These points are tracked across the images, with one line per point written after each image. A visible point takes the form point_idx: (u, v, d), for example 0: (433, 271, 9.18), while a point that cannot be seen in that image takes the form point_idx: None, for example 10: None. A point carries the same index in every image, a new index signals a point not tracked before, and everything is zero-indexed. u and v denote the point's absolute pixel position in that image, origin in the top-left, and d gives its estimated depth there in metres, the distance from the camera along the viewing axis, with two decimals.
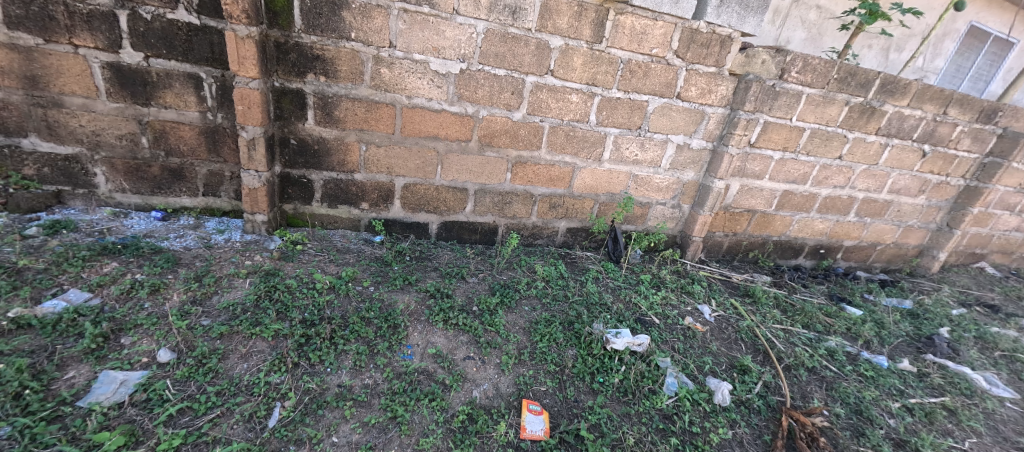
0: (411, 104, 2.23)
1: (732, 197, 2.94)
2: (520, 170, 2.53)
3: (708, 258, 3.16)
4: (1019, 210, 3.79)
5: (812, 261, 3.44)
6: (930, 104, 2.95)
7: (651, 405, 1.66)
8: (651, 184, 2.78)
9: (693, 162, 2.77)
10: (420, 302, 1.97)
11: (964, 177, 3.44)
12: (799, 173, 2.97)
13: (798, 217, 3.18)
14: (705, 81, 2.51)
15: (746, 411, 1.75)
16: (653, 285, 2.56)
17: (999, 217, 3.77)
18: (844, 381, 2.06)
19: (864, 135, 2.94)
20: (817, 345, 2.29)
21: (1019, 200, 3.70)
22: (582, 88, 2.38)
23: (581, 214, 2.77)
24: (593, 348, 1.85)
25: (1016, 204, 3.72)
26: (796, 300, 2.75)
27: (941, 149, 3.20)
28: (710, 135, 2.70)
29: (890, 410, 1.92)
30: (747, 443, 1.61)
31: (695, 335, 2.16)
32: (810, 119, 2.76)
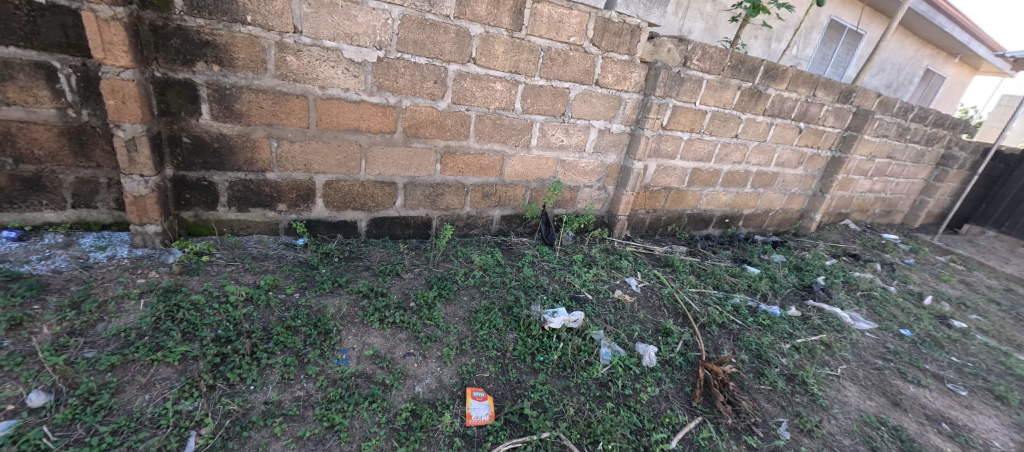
0: (326, 95, 2.08)
1: (651, 177, 3.18)
2: (449, 160, 2.49)
3: (633, 234, 3.40)
4: (871, 174, 4.57)
5: (719, 230, 3.86)
6: (803, 88, 3.42)
7: (589, 376, 1.76)
8: (578, 168, 2.90)
9: (614, 146, 2.94)
10: (352, 305, 1.88)
11: (831, 148, 4.05)
12: (705, 152, 3.29)
13: (706, 192, 3.53)
14: (620, 68, 2.66)
15: (671, 369, 1.93)
16: (585, 264, 2.70)
17: (857, 181, 4.51)
18: (747, 331, 2.35)
19: (754, 116, 3.33)
20: (726, 303, 2.59)
21: (870, 166, 4.46)
22: (505, 76, 2.39)
23: (514, 201, 2.82)
24: (533, 329, 1.91)
25: (868, 169, 4.47)
26: (707, 266, 3.07)
27: (813, 126, 3.72)
28: (627, 120, 2.87)
29: (782, 351, 2.24)
30: (672, 397, 1.78)
31: (624, 306, 2.33)
32: (711, 102, 3.06)
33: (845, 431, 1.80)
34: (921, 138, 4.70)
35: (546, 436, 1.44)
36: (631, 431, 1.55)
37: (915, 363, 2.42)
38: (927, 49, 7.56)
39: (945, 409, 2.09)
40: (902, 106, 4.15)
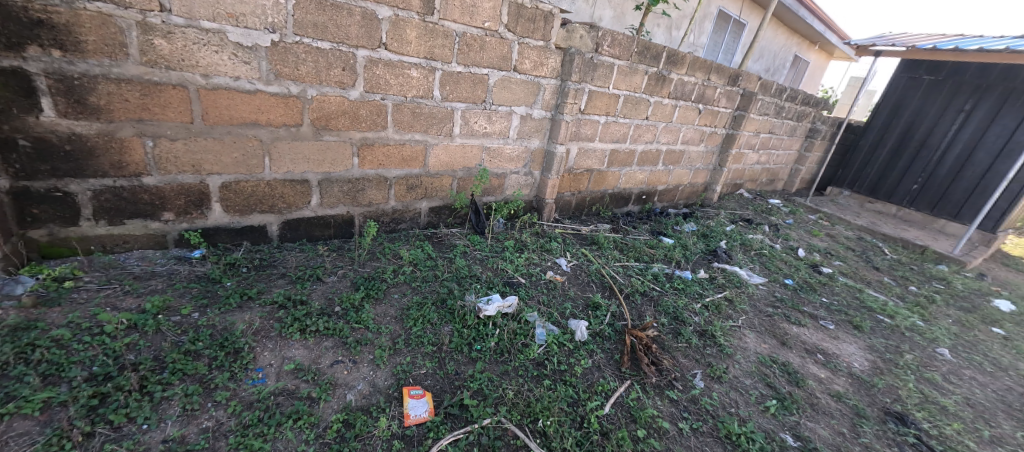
0: (211, 85, 1.82)
1: (573, 160, 3.29)
2: (367, 153, 2.34)
3: (561, 216, 3.51)
4: (758, 148, 5.20)
5: (637, 206, 4.15)
6: (700, 72, 3.75)
7: (526, 357, 1.80)
8: (503, 155, 2.90)
9: (537, 131, 2.98)
10: (266, 318, 1.71)
11: (725, 126, 4.52)
12: (620, 133, 3.48)
13: (624, 171, 3.75)
14: (536, 54, 2.68)
15: (601, 340, 2.04)
16: (517, 249, 2.73)
17: (748, 155, 5.11)
18: (666, 297, 2.57)
19: (660, 99, 3.59)
20: (646, 273, 2.80)
21: (757, 141, 5.07)
22: (420, 62, 2.29)
23: (441, 192, 2.75)
24: (468, 319, 1.90)
25: (755, 143, 5.08)
26: (629, 240, 3.29)
27: (710, 107, 4.12)
28: (547, 105, 2.93)
29: (695, 310, 2.49)
30: (604, 366, 1.89)
31: (556, 286, 2.41)
32: (622, 87, 3.23)
33: (747, 372, 2.06)
34: (794, 115, 5.43)
35: (488, 423, 1.45)
36: (569, 404, 1.61)
37: (797, 308, 2.84)
38: (795, 38, 8.72)
39: (820, 343, 2.49)
40: (778, 88, 4.76)
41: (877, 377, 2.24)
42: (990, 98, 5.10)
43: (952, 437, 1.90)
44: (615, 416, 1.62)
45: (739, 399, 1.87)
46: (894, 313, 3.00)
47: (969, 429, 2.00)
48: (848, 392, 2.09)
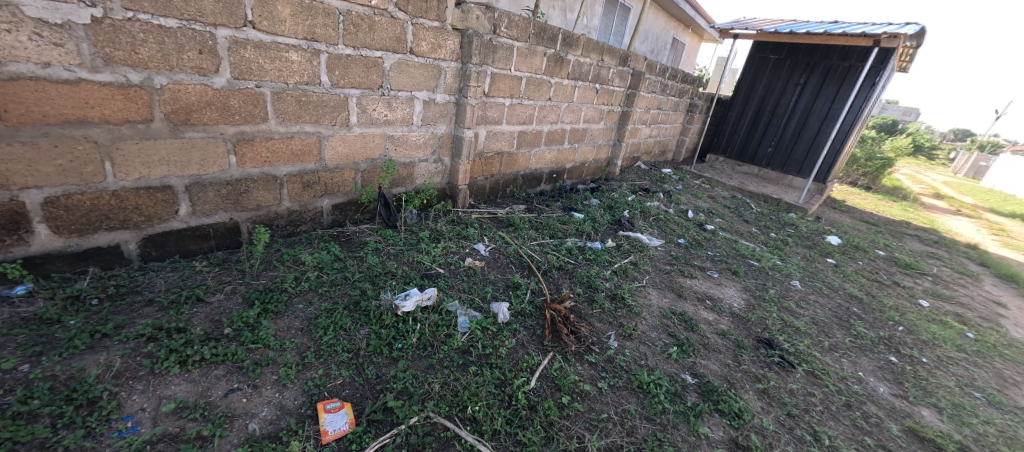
0: (7, 74, 1.43)
1: (483, 144, 3.27)
2: (247, 150, 2.05)
3: (477, 201, 3.49)
4: (649, 123, 5.69)
5: (549, 185, 4.29)
6: (593, 53, 3.94)
7: (450, 348, 1.77)
8: (408, 143, 2.76)
9: (442, 116, 2.89)
10: (133, 355, 1.43)
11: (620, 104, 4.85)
12: (526, 115, 3.54)
13: (533, 152, 3.84)
14: (432, 35, 2.57)
15: (523, 319, 2.09)
16: (433, 239, 2.66)
17: (641, 130, 5.56)
18: (580, 268, 2.72)
19: (560, 80, 3.70)
20: (561, 248, 2.92)
21: (648, 117, 5.54)
22: (300, 44, 2.04)
23: (343, 187, 2.53)
24: (385, 319, 1.80)
25: (647, 119, 5.55)
26: (543, 219, 3.40)
27: (606, 86, 4.37)
28: (450, 89, 2.84)
29: (605, 277, 2.68)
30: (527, 343, 1.94)
31: (476, 272, 2.40)
32: (523, 69, 3.26)
33: (653, 326, 2.29)
34: (676, 92, 6.03)
35: (415, 421, 1.40)
36: (496, 385, 1.63)
37: (690, 263, 3.21)
38: (672, 21, 9.63)
39: (708, 291, 2.85)
40: (661, 67, 5.22)
41: (752, 313, 2.65)
42: (816, 73, 6.22)
43: (805, 352, 2.33)
44: (541, 388, 1.68)
45: (648, 351, 2.07)
46: (762, 258, 3.56)
47: (816, 343, 2.48)
48: (731, 329, 2.44)
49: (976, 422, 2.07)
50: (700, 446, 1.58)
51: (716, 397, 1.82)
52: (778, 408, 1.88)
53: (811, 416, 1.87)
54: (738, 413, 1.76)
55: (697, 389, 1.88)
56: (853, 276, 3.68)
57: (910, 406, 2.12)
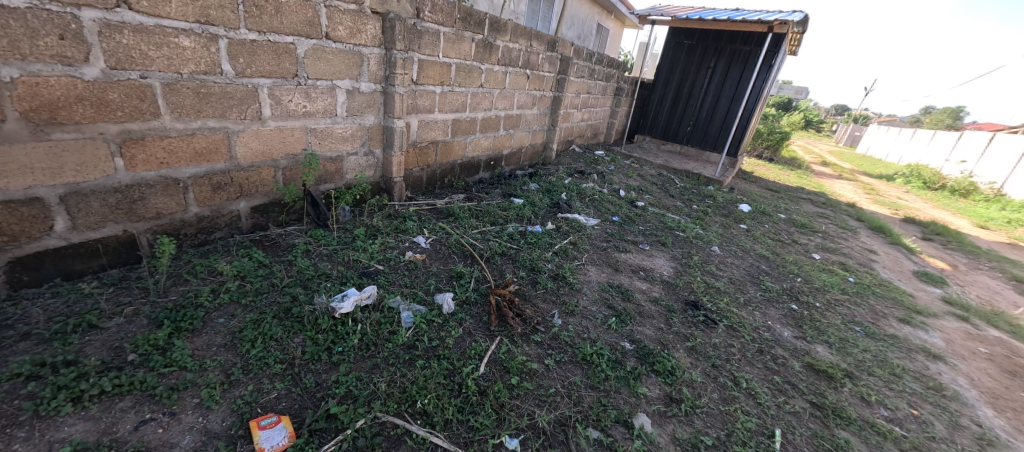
0: None
1: (415, 134, 3.16)
2: (137, 151, 1.79)
3: (414, 193, 3.39)
4: (580, 107, 5.85)
5: (488, 172, 4.28)
6: (522, 39, 3.94)
7: (395, 345, 1.72)
8: (333, 136, 2.59)
9: (369, 106, 2.73)
10: (9, 398, 1.22)
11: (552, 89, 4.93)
12: (458, 103, 3.47)
13: (469, 140, 3.79)
14: (350, 19, 2.40)
15: (468, 307, 2.09)
16: (369, 236, 2.54)
17: (573, 114, 5.71)
18: (522, 252, 2.76)
19: (491, 66, 3.67)
20: (503, 234, 2.94)
21: (578, 101, 5.69)
22: (193, 28, 1.80)
23: (262, 187, 2.32)
24: (321, 323, 1.70)
25: (578, 103, 5.71)
26: (483, 206, 3.39)
27: (536, 72, 4.40)
28: (375, 77, 2.69)
29: (547, 258, 2.75)
30: (475, 330, 1.94)
31: (417, 265, 2.34)
32: (452, 55, 3.18)
33: (593, 301, 2.40)
34: (603, 76, 6.26)
35: (361, 424, 1.35)
36: (445, 376, 1.62)
37: (624, 239, 3.40)
38: (596, 7, 9.91)
39: (642, 263, 3.05)
40: (588, 52, 5.37)
41: (681, 279, 2.88)
42: (724, 57, 6.78)
43: (726, 309, 2.59)
44: (490, 373, 1.70)
45: (590, 325, 2.17)
46: (686, 228, 3.86)
47: (734, 300, 2.76)
48: (663, 296, 2.63)
49: (857, 352, 2.45)
50: (640, 404, 1.71)
51: (651, 359, 1.97)
52: (705, 362, 2.08)
53: (732, 365, 2.09)
54: (671, 371, 1.92)
55: (635, 354, 2.01)
56: (762, 239, 4.13)
57: (808, 345, 2.45)
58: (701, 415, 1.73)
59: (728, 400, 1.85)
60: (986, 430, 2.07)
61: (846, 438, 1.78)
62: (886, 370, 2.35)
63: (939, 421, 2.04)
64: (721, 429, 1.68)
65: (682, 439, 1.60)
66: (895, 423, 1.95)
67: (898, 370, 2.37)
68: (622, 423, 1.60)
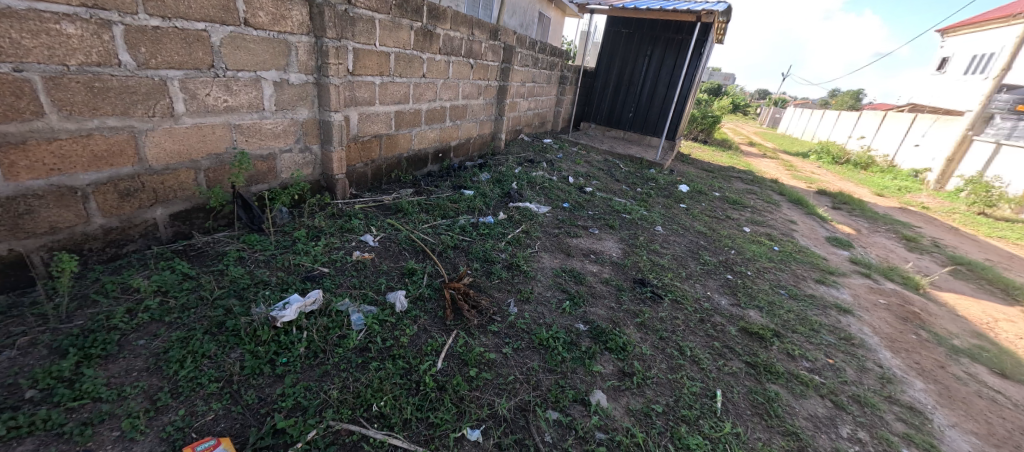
0: None
1: (356, 127, 3.00)
2: (17, 157, 1.55)
3: (360, 190, 3.24)
4: (526, 96, 5.87)
5: (436, 165, 4.19)
6: (463, 27, 3.85)
7: (345, 349, 1.64)
8: (262, 132, 2.39)
9: (301, 99, 2.55)
10: None
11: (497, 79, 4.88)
12: (400, 94, 3.34)
13: (414, 132, 3.67)
14: (272, 4, 2.21)
15: (422, 303, 2.04)
16: (311, 238, 2.40)
17: (519, 103, 5.72)
18: (475, 244, 2.74)
19: (432, 55, 3.56)
20: (455, 227, 2.90)
21: (524, 90, 5.70)
22: (78, 12, 1.57)
23: (182, 191, 2.10)
24: (261, 335, 1.58)
25: (524, 92, 5.71)
26: (433, 200, 3.31)
27: (480, 61, 4.34)
28: (306, 67, 2.50)
29: (500, 248, 2.75)
30: (430, 327, 1.91)
31: (366, 265, 2.24)
32: (390, 44, 3.04)
33: (547, 286, 2.45)
34: (547, 65, 6.31)
35: (313, 436, 1.28)
36: (402, 375, 1.58)
37: (574, 224, 3.48)
38: None
39: (592, 247, 3.14)
40: (531, 41, 5.38)
41: (629, 259, 3.01)
42: (659, 44, 7.08)
43: (670, 284, 2.75)
44: (448, 367, 1.68)
45: (546, 310, 2.21)
46: (633, 211, 4.03)
47: (677, 275, 2.94)
48: (613, 277, 2.74)
49: (783, 313, 2.71)
50: (595, 382, 1.78)
51: (604, 337, 2.05)
52: (653, 335, 2.20)
53: (678, 335, 2.23)
54: (623, 347, 2.01)
55: (590, 334, 2.08)
56: (700, 216, 4.42)
57: (742, 310, 2.67)
58: (652, 385, 1.84)
59: (675, 368, 1.98)
60: (886, 370, 2.38)
61: (777, 391, 1.97)
62: (807, 326, 2.62)
63: (849, 367, 2.32)
64: (670, 396, 1.79)
65: (635, 409, 1.68)
66: (815, 372, 2.19)
67: (816, 325, 2.65)
68: (579, 401, 1.66)
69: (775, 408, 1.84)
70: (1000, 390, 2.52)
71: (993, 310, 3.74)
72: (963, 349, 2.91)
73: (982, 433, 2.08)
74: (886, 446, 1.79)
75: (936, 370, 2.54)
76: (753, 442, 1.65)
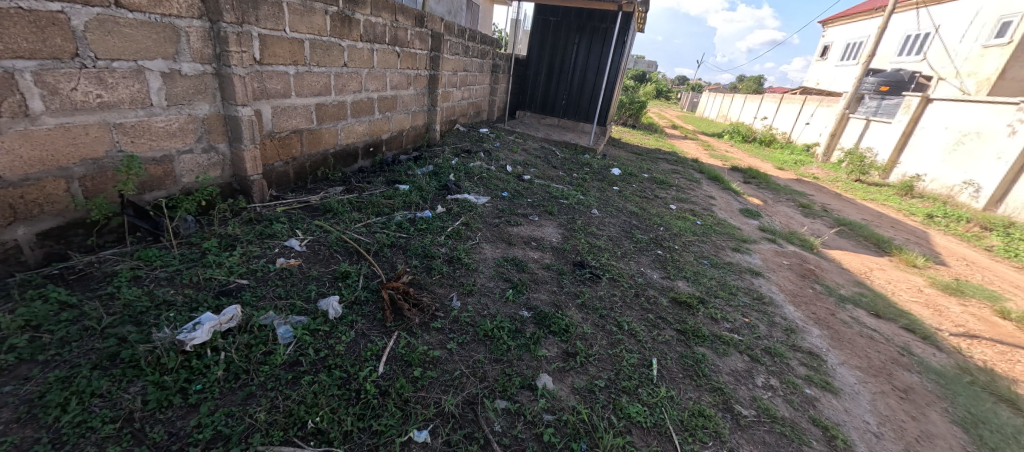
0: None
1: (270, 122, 2.74)
2: None
3: (282, 191, 2.98)
4: (459, 86, 5.73)
5: (368, 161, 3.97)
6: (385, 13, 3.64)
7: (273, 366, 1.51)
8: (152, 131, 2.09)
9: (199, 92, 2.25)
10: None
11: (427, 68, 4.71)
12: (320, 85, 3.10)
13: (340, 126, 3.44)
14: None
15: (359, 307, 1.94)
16: (225, 247, 2.16)
17: (453, 93, 5.58)
18: (413, 240, 2.65)
19: (353, 43, 3.34)
20: (391, 224, 2.78)
21: (456, 79, 5.57)
22: None
23: (51, 205, 1.79)
24: (167, 363, 1.40)
25: (456, 81, 5.58)
26: (365, 197, 3.14)
27: (407, 49, 4.15)
28: (201, 56, 2.21)
29: (440, 243, 2.69)
30: (369, 331, 1.81)
31: (292, 272, 2.07)
32: (302, 30, 2.80)
33: (490, 277, 2.44)
34: (479, 53, 6.21)
35: None
36: (339, 386, 1.49)
37: (514, 213, 3.49)
38: None
39: (532, 234, 3.18)
40: (459, 28, 5.24)
41: (568, 243, 3.09)
42: (585, 32, 7.27)
43: (607, 264, 2.87)
44: (390, 371, 1.61)
45: (489, 301, 2.21)
46: (570, 196, 4.14)
47: (613, 255, 3.08)
48: (554, 261, 2.81)
49: (706, 281, 2.97)
50: (541, 366, 1.82)
51: (548, 321, 2.10)
52: (594, 314, 2.29)
53: (616, 312, 2.34)
54: (566, 329, 2.07)
55: (533, 320, 2.12)
56: (632, 197, 4.66)
57: (672, 282, 2.88)
58: (595, 361, 1.92)
59: (614, 343, 2.08)
60: (791, 322, 2.71)
61: (703, 353, 2.15)
62: (727, 291, 2.89)
63: (762, 323, 2.60)
64: (611, 370, 1.88)
65: (580, 387, 1.74)
66: (734, 331, 2.43)
67: (734, 289, 2.93)
68: (527, 387, 1.69)
69: (703, 368, 2.01)
70: (877, 328, 2.99)
71: (869, 262, 4.40)
72: (849, 297, 3.39)
73: (865, 367, 2.45)
74: (793, 389, 2.04)
75: (829, 318, 2.93)
76: (685, 402, 1.79)
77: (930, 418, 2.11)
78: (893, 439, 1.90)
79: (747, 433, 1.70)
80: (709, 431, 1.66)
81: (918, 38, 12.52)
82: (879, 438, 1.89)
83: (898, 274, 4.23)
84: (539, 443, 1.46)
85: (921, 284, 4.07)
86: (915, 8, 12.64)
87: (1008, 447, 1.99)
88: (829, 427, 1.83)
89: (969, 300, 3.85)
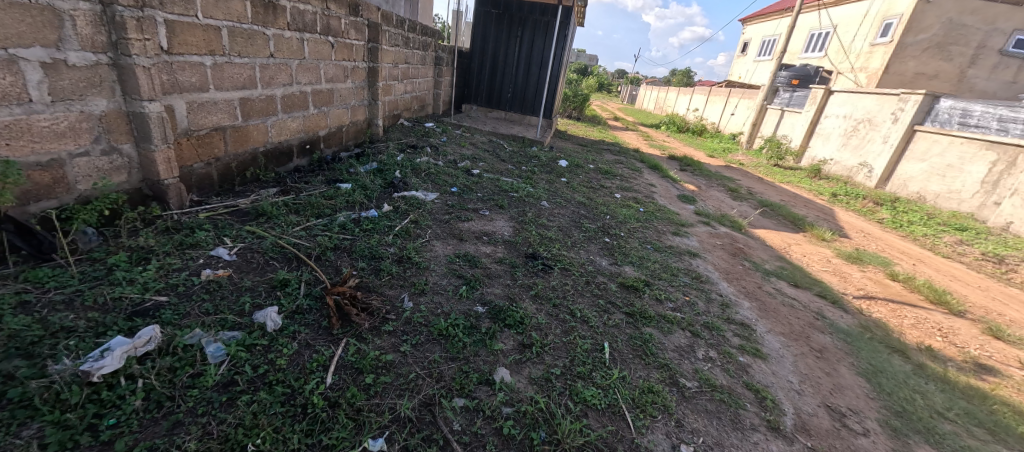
0: None
1: (185, 120, 2.45)
2: None
3: (204, 195, 2.70)
4: (401, 79, 5.52)
5: (305, 159, 3.71)
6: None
7: (203, 389, 1.38)
8: (34, 131, 1.80)
9: (93, 85, 1.96)
10: None
11: (365, 60, 4.47)
12: (243, 77, 2.84)
13: (269, 122, 3.17)
14: None
15: (301, 317, 1.81)
16: (137, 261, 1.92)
17: (395, 86, 5.37)
18: (358, 242, 2.52)
19: (280, 32, 3.08)
20: (333, 226, 2.63)
21: (398, 71, 5.36)
22: None
23: None
24: (70, 398, 1.23)
25: (398, 74, 5.37)
26: (302, 198, 2.93)
27: (342, 40, 3.91)
28: (93, 43, 1.92)
29: (388, 243, 2.58)
30: (313, 341, 1.70)
31: (221, 284, 1.89)
32: (218, 16, 2.53)
33: (442, 275, 2.39)
34: (421, 45, 6.02)
35: None
36: (283, 403, 1.39)
37: (464, 208, 3.44)
38: None
39: (484, 229, 3.16)
40: (398, 19, 5.03)
41: (520, 236, 3.11)
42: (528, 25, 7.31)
43: (559, 255, 2.93)
44: (339, 381, 1.53)
45: (442, 299, 2.16)
46: (520, 189, 4.17)
47: (564, 245, 3.15)
48: (506, 255, 2.81)
49: (650, 264, 3.13)
50: (498, 359, 1.81)
51: (503, 315, 2.10)
52: (547, 304, 2.32)
53: (568, 300, 2.40)
54: (521, 321, 2.08)
55: (488, 314, 2.11)
56: (579, 188, 4.78)
57: (619, 268, 3.00)
58: (550, 351, 1.95)
59: (568, 331, 2.13)
60: (724, 297, 2.94)
61: (650, 332, 2.26)
62: (668, 272, 3.07)
63: (701, 300, 2.79)
64: (566, 358, 1.92)
65: (537, 377, 1.77)
66: (676, 310, 2.59)
67: (676, 271, 3.12)
68: (485, 382, 1.67)
69: (650, 347, 2.11)
70: (796, 297, 3.33)
71: (788, 238, 4.89)
72: (772, 271, 3.74)
73: (787, 332, 2.71)
74: (729, 358, 2.22)
75: (756, 291, 3.22)
76: (636, 380, 1.88)
77: (841, 372, 2.39)
78: (812, 394, 2.13)
79: (691, 403, 1.81)
80: (658, 405, 1.75)
81: (821, 36, 13.95)
82: (800, 395, 2.11)
83: (812, 247, 4.74)
84: (499, 437, 1.46)
85: (830, 255, 4.60)
86: (817, 9, 14.10)
87: (900, 390, 2.30)
88: (760, 390, 2.01)
89: (867, 266, 4.40)
